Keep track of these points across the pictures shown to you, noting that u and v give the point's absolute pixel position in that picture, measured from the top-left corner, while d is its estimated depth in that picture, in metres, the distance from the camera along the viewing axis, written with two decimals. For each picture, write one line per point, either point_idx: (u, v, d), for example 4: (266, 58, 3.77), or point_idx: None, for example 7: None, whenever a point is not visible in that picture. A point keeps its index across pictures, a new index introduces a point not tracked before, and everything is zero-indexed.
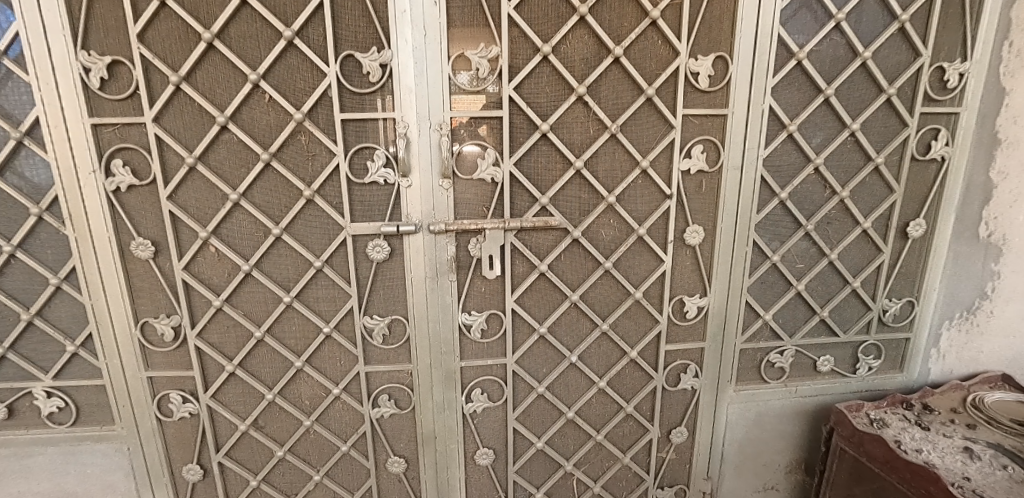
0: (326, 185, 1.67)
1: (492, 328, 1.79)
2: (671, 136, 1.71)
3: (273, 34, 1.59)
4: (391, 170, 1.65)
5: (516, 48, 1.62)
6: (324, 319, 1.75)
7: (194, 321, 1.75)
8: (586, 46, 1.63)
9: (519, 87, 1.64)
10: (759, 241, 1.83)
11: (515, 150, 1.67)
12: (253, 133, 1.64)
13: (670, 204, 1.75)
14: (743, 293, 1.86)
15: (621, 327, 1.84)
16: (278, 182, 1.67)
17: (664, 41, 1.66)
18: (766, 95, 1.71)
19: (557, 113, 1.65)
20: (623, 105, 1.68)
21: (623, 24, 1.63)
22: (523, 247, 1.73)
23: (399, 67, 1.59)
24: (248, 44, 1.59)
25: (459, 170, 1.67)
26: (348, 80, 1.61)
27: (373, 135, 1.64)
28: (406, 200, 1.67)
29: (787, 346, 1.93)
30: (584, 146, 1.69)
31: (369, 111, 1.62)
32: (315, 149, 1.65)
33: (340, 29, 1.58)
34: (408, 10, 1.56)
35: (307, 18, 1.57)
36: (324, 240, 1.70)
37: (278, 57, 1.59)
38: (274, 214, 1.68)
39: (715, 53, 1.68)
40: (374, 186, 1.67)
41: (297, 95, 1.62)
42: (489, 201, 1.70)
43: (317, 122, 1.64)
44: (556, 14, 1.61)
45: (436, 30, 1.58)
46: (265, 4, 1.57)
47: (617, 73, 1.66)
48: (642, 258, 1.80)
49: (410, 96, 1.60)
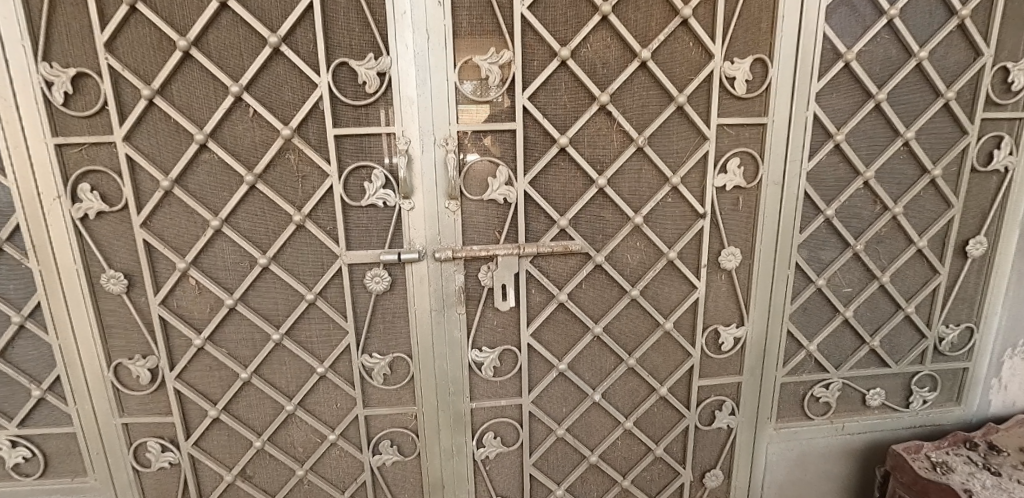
0: (318, 209, 1.49)
1: (505, 365, 1.60)
2: (705, 149, 1.52)
3: (256, 40, 1.41)
4: (391, 191, 1.47)
5: (531, 53, 1.44)
6: (318, 358, 1.57)
7: (173, 362, 1.57)
8: (609, 49, 1.45)
9: (534, 96, 1.46)
10: (803, 264, 1.63)
11: (530, 166, 1.49)
12: (235, 151, 1.46)
13: (703, 224, 1.57)
14: (784, 321, 1.67)
15: (650, 361, 1.65)
16: (265, 207, 1.48)
17: (696, 43, 1.47)
18: (810, 101, 1.53)
19: (577, 124, 1.47)
20: (650, 115, 1.50)
21: (650, 25, 1.45)
22: (541, 275, 1.54)
23: (399, 76, 1.41)
24: (230, 52, 1.42)
25: (467, 190, 1.48)
26: (342, 91, 1.43)
27: (371, 152, 1.46)
28: (408, 224, 1.48)
29: (833, 380, 1.74)
30: (607, 161, 1.51)
31: (366, 125, 1.44)
32: (306, 169, 1.47)
33: (333, 34, 1.41)
34: (409, 11, 1.38)
35: (295, 22, 1.39)
36: (317, 271, 1.51)
37: (262, 66, 1.41)
38: (260, 242, 1.50)
39: (753, 56, 1.50)
40: (372, 209, 1.49)
41: (284, 109, 1.44)
42: (501, 225, 1.52)
43: (307, 138, 1.45)
44: (575, 14, 1.43)
45: (441, 33, 1.40)
46: (248, 8, 1.39)
47: (644, 79, 1.48)
48: (673, 284, 1.61)
49: (412, 108, 1.42)
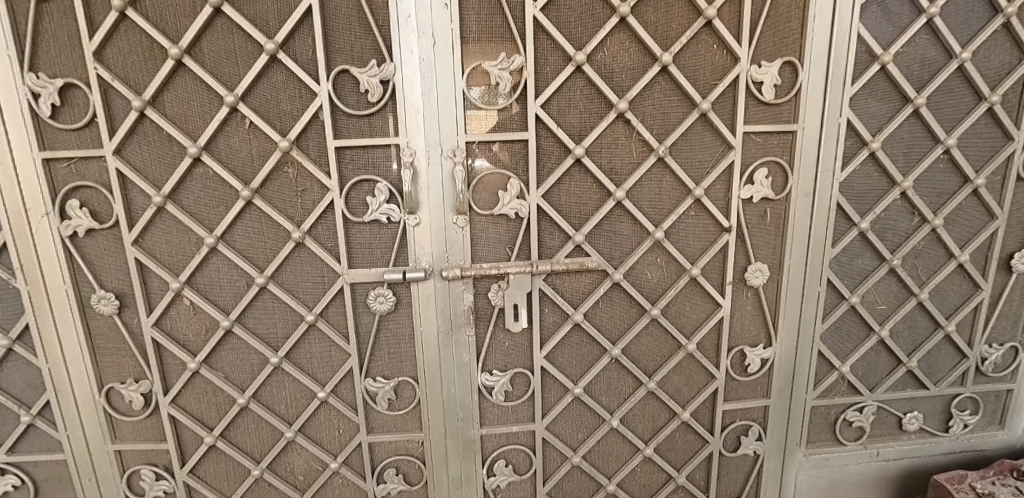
0: (318, 226, 1.40)
1: (517, 389, 1.51)
2: (730, 159, 1.42)
3: (253, 47, 1.33)
4: (395, 206, 1.38)
5: (544, 58, 1.35)
6: (319, 382, 1.48)
7: (167, 386, 1.49)
8: (627, 53, 1.36)
9: (548, 104, 1.36)
10: (835, 280, 1.53)
11: (543, 179, 1.39)
12: (231, 165, 1.38)
13: (728, 239, 1.47)
14: (815, 341, 1.56)
15: (671, 384, 1.55)
16: (262, 223, 1.40)
17: (721, 45, 1.38)
18: (843, 106, 1.43)
19: (594, 133, 1.38)
20: (671, 122, 1.40)
21: (671, 27, 1.36)
22: (555, 294, 1.45)
23: (403, 83, 1.32)
24: (225, 60, 1.34)
25: (476, 204, 1.39)
26: (343, 100, 1.35)
27: (374, 165, 1.37)
28: (413, 241, 1.40)
29: (867, 403, 1.62)
30: (625, 172, 1.41)
31: (369, 137, 1.36)
32: (305, 183, 1.38)
33: (333, 40, 1.32)
34: (414, 15, 1.29)
35: (293, 27, 1.31)
36: (318, 290, 1.43)
37: (259, 75, 1.33)
38: (258, 261, 1.42)
39: (782, 58, 1.40)
40: (376, 225, 1.40)
41: (283, 120, 1.36)
42: (513, 241, 1.42)
43: (307, 150, 1.37)
44: (591, 16, 1.34)
45: (447, 37, 1.31)
46: (244, 13, 1.31)
47: (665, 85, 1.38)
48: (696, 303, 1.51)
49: (417, 117, 1.34)
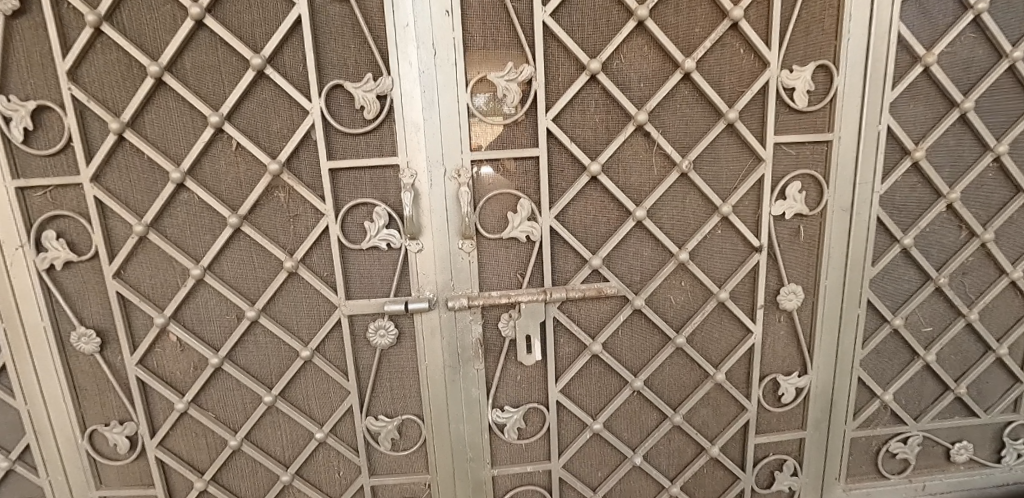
0: (313, 253, 1.29)
1: (531, 425, 1.39)
2: (760, 173, 1.30)
3: (239, 62, 1.23)
4: (395, 231, 1.27)
5: (555, 67, 1.23)
6: (317, 421, 1.37)
7: (154, 428, 1.38)
8: (645, 60, 1.24)
9: (560, 117, 1.25)
10: (876, 301, 1.40)
11: (556, 198, 1.28)
12: (218, 190, 1.27)
13: (759, 259, 1.34)
14: (855, 368, 1.43)
15: (699, 416, 1.42)
16: (252, 252, 1.30)
17: (748, 49, 1.26)
18: (883, 113, 1.31)
19: (611, 148, 1.26)
20: (695, 134, 1.28)
21: (693, 31, 1.24)
22: (571, 323, 1.33)
23: (402, 98, 1.21)
24: (209, 77, 1.23)
25: (483, 227, 1.28)
26: (337, 118, 1.24)
27: (372, 187, 1.26)
28: (416, 269, 1.28)
29: (911, 433, 1.49)
30: (645, 189, 1.30)
31: (365, 157, 1.25)
32: (298, 208, 1.27)
33: (326, 52, 1.22)
34: (412, 24, 1.18)
35: (281, 40, 1.20)
36: (314, 323, 1.32)
37: (246, 93, 1.23)
38: (248, 292, 1.31)
39: (815, 62, 1.28)
40: (375, 252, 1.29)
41: (272, 140, 1.25)
42: (524, 266, 1.31)
43: (299, 172, 1.26)
44: (606, 20, 1.22)
45: (449, 47, 1.20)
46: (228, 26, 1.21)
47: (687, 93, 1.27)
48: (724, 329, 1.38)
49: (417, 135, 1.23)
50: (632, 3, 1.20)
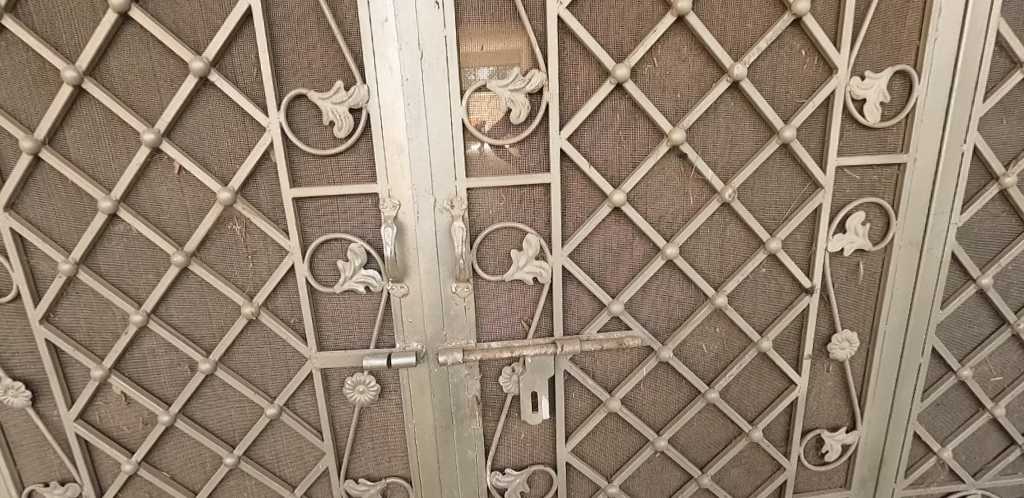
0: (277, 296, 1.08)
1: (537, 488, 1.20)
2: (817, 202, 1.08)
3: (178, 65, 0.98)
4: (375, 272, 1.05)
5: (572, 73, 0.99)
6: (289, 483, 1.18)
7: (102, 488, 1.20)
8: (684, 64, 1.00)
9: (576, 135, 1.01)
10: (942, 349, 1.19)
11: (570, 233, 1.06)
12: (159, 221, 1.05)
13: (809, 302, 1.13)
14: (911, 423, 1.23)
15: (729, 476, 1.24)
16: (206, 293, 1.09)
17: (810, 51, 1.02)
18: (970, 129, 1.07)
19: (638, 173, 1.03)
20: (741, 155, 1.05)
21: (744, 28, 1.00)
22: (585, 377, 1.12)
23: (381, 113, 0.97)
24: (141, 83, 0.99)
25: (481, 267, 1.06)
26: (301, 135, 1.00)
27: (346, 219, 1.04)
28: (401, 316, 1.07)
29: (969, 491, 1.30)
30: (678, 221, 1.07)
31: (338, 183, 1.02)
32: (257, 243, 1.06)
33: (285, 54, 0.97)
34: (393, 19, 0.93)
35: (228, 38, 0.96)
36: (281, 375, 1.12)
37: (188, 103, 0.99)
38: (202, 340, 1.11)
39: (893, 67, 1.04)
40: (351, 295, 1.07)
41: (222, 162, 1.02)
42: (530, 311, 1.10)
43: (256, 201, 1.04)
44: (637, 14, 0.97)
45: (440, 49, 0.95)
46: (162, 19, 0.96)
47: (734, 106, 1.03)
48: (764, 380, 1.18)
49: (401, 158, 0.99)
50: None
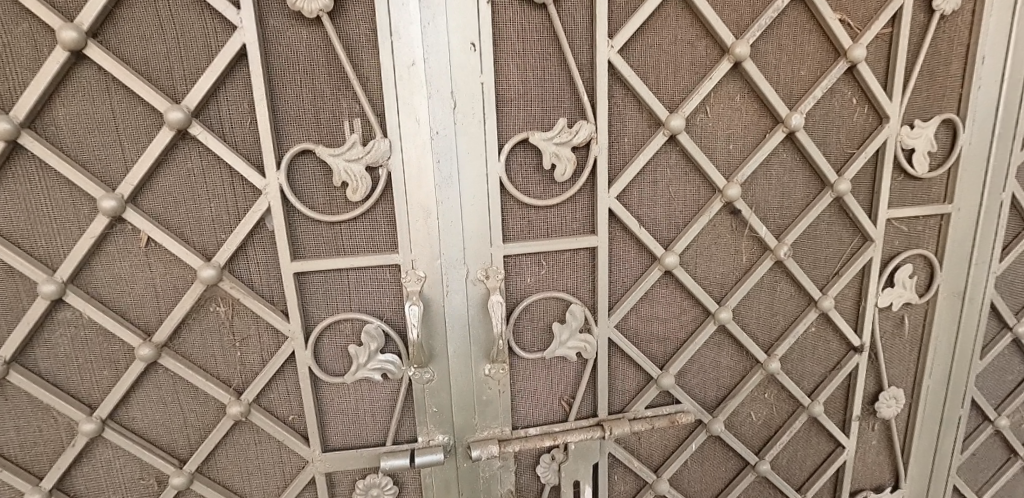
0: (272, 389, 0.90)
1: None
2: (868, 256, 1.01)
3: (148, 115, 0.80)
4: (394, 357, 0.89)
5: (620, 124, 0.88)
6: None
7: None
8: (737, 113, 0.91)
9: (624, 193, 0.90)
10: (981, 400, 1.15)
11: (617, 301, 0.94)
12: (120, 305, 0.85)
13: (859, 361, 1.06)
14: (951, 476, 1.18)
15: None
16: (179, 391, 0.88)
17: (861, 99, 0.96)
18: (1009, 178, 1.03)
19: (690, 233, 0.92)
20: (793, 209, 0.97)
21: (798, 75, 0.92)
22: (631, 458, 1.00)
23: (404, 172, 0.82)
24: (98, 137, 0.79)
25: (518, 344, 0.92)
26: (305, 198, 0.83)
27: (359, 295, 0.87)
28: (425, 405, 0.91)
29: None
30: (727, 282, 0.98)
31: (350, 255, 0.85)
32: (248, 327, 0.87)
33: (285, 102, 0.80)
34: (422, 63, 0.79)
35: (215, 83, 0.78)
36: (277, 481, 0.94)
37: (161, 161, 0.80)
38: (174, 446, 0.91)
39: (939, 116, 0.99)
40: (363, 384, 0.91)
41: (203, 231, 0.83)
42: (571, 390, 0.97)
43: (247, 277, 0.85)
44: (690, 60, 0.88)
45: (476, 98, 0.81)
46: (129, 60, 0.78)
47: (787, 157, 0.95)
48: (811, 445, 1.10)
49: (428, 224, 0.84)
50: (727, 39, 0.86)
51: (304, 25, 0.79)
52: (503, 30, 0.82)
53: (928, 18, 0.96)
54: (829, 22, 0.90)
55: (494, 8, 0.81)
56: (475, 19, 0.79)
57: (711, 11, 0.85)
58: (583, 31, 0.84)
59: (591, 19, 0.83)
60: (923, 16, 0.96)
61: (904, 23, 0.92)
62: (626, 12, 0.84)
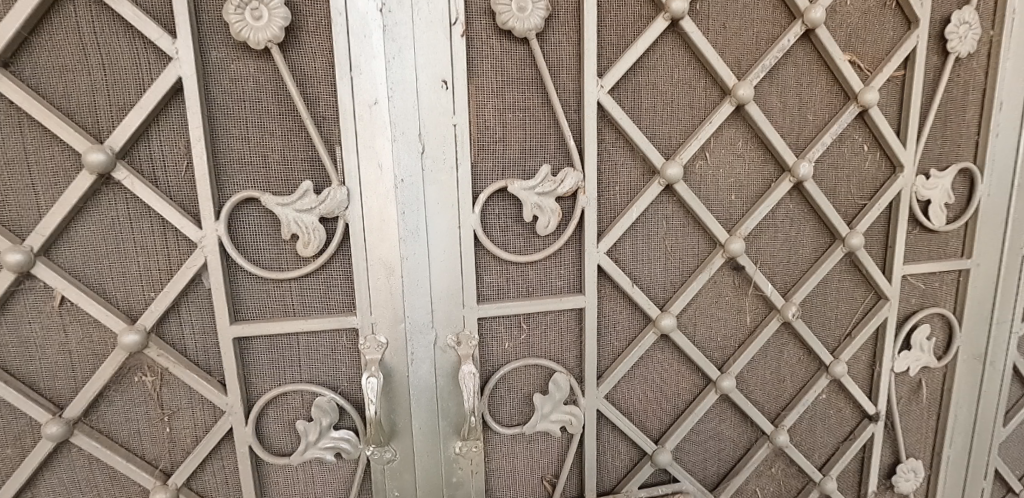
0: (207, 470, 0.77)
1: None
2: (882, 316, 0.92)
3: (66, 155, 0.69)
4: (349, 435, 0.77)
5: (611, 171, 0.78)
6: None
7: None
8: (740, 160, 0.82)
9: (615, 248, 0.80)
10: (1006, 471, 1.04)
11: (607, 368, 0.83)
12: (27, 374, 0.72)
13: (874, 431, 0.96)
14: None
15: None
16: (96, 473, 0.76)
17: (873, 145, 0.88)
18: None
19: (688, 292, 0.83)
20: (800, 265, 0.88)
21: (806, 119, 0.84)
22: None
23: (364, 224, 0.71)
24: (7, 182, 0.68)
25: (493, 417, 0.81)
26: (249, 252, 0.72)
27: (310, 363, 0.76)
28: (386, 489, 0.79)
29: None
30: (730, 345, 0.88)
31: (301, 317, 0.74)
32: (179, 399, 0.75)
33: (228, 143, 0.70)
34: (386, 102, 0.69)
35: (145, 120, 0.68)
36: None
37: (79, 209, 0.69)
38: None
39: (956, 164, 0.91)
40: (313, 465, 0.78)
41: (128, 289, 0.72)
42: (554, 468, 0.85)
43: (180, 342, 0.74)
44: (688, 101, 0.79)
45: (448, 141, 0.71)
46: (47, 92, 0.67)
47: (794, 208, 0.86)
48: None
49: (391, 282, 0.73)
50: (728, 79, 0.78)
51: (252, 57, 0.69)
52: (479, 66, 0.72)
53: (942, 61, 0.88)
54: (838, 63, 0.82)
55: (469, 42, 0.72)
56: (447, 53, 0.70)
57: (710, 49, 0.77)
58: (569, 69, 0.75)
59: (579, 56, 0.75)
60: (937, 58, 0.88)
61: (919, 66, 0.85)
62: (617, 48, 0.76)
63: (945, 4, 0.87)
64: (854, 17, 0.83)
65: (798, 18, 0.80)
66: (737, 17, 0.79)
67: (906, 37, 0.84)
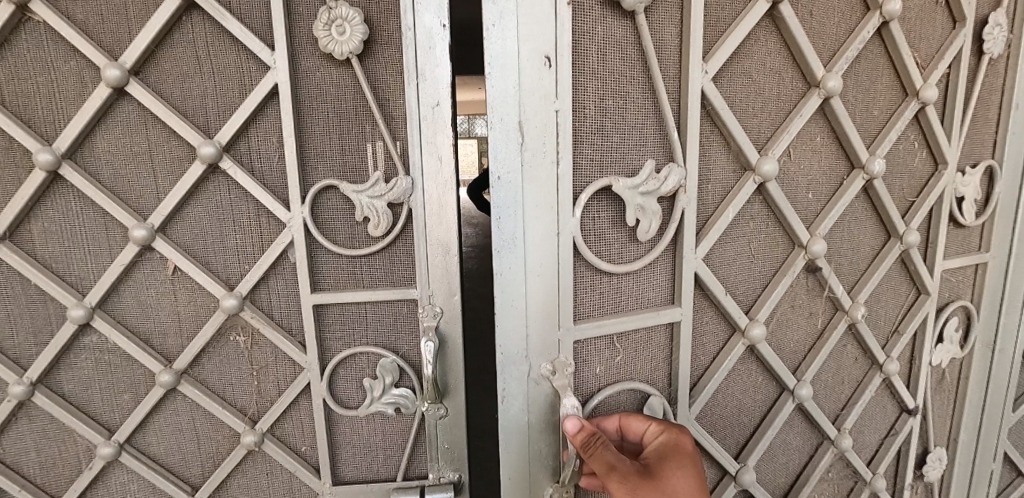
0: (285, 419, 0.91)
1: None
2: (926, 309, 1.00)
3: (181, 148, 0.83)
4: (406, 390, 0.89)
5: (709, 165, 0.87)
6: None
7: None
8: (817, 154, 0.91)
9: (710, 254, 0.89)
10: (1014, 453, 1.11)
11: (698, 381, 0.92)
12: (142, 331, 0.87)
13: (912, 425, 1.05)
14: None
15: None
16: (196, 417, 0.89)
17: (922, 141, 0.95)
18: None
19: (772, 297, 0.92)
20: (858, 266, 0.97)
21: (874, 111, 0.92)
22: None
23: (425, 209, 0.83)
24: (133, 170, 0.82)
25: None
26: (327, 232, 0.85)
27: (376, 328, 0.88)
28: (437, 442, 0.91)
29: None
30: (796, 321, 0.96)
31: (367, 290, 0.86)
32: (267, 357, 0.88)
33: (313, 138, 0.83)
34: (446, 102, 0.80)
35: (247, 118, 0.81)
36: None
37: (190, 193, 0.83)
38: (188, 473, 0.92)
39: (982, 162, 0.99)
40: (376, 418, 0.91)
41: (228, 261, 0.86)
42: None
43: (269, 307, 0.87)
44: (779, 93, 0.87)
45: (548, 130, 0.78)
46: (167, 95, 0.81)
47: (857, 207, 0.94)
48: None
49: (447, 260, 0.85)
50: (818, 71, 0.86)
51: (335, 65, 0.82)
52: (584, 43, 0.79)
53: (977, 61, 0.96)
54: (904, 57, 0.89)
55: (576, 35, 0.78)
56: (553, 35, 0.76)
57: (804, 38, 0.85)
58: (672, 50, 0.83)
59: (681, 42, 0.82)
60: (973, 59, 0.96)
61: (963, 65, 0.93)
62: (713, 33, 0.83)
63: (982, 6, 0.94)
64: (916, 11, 0.90)
65: (875, 10, 0.87)
66: (827, 9, 0.86)
67: (953, 37, 0.93)
